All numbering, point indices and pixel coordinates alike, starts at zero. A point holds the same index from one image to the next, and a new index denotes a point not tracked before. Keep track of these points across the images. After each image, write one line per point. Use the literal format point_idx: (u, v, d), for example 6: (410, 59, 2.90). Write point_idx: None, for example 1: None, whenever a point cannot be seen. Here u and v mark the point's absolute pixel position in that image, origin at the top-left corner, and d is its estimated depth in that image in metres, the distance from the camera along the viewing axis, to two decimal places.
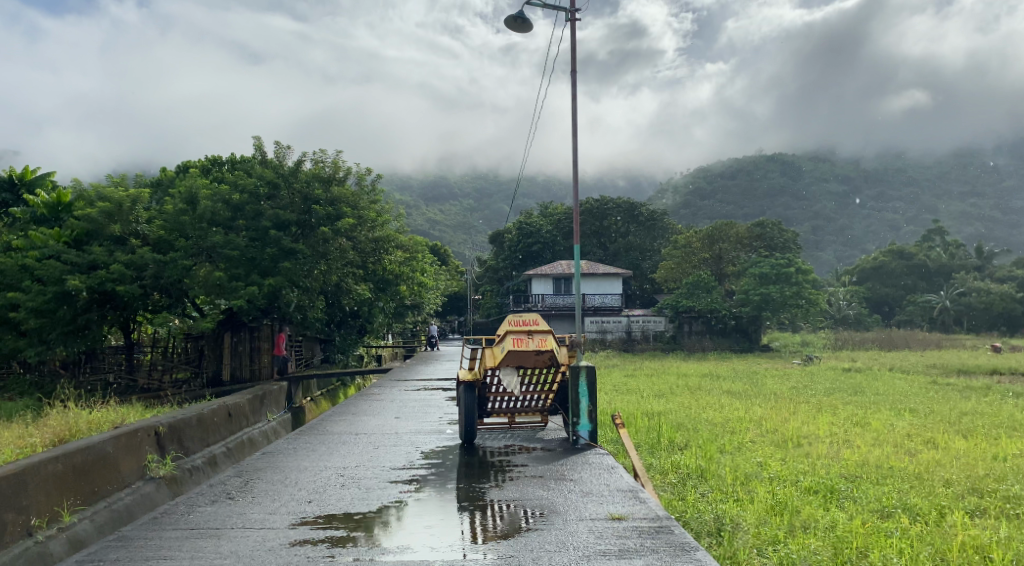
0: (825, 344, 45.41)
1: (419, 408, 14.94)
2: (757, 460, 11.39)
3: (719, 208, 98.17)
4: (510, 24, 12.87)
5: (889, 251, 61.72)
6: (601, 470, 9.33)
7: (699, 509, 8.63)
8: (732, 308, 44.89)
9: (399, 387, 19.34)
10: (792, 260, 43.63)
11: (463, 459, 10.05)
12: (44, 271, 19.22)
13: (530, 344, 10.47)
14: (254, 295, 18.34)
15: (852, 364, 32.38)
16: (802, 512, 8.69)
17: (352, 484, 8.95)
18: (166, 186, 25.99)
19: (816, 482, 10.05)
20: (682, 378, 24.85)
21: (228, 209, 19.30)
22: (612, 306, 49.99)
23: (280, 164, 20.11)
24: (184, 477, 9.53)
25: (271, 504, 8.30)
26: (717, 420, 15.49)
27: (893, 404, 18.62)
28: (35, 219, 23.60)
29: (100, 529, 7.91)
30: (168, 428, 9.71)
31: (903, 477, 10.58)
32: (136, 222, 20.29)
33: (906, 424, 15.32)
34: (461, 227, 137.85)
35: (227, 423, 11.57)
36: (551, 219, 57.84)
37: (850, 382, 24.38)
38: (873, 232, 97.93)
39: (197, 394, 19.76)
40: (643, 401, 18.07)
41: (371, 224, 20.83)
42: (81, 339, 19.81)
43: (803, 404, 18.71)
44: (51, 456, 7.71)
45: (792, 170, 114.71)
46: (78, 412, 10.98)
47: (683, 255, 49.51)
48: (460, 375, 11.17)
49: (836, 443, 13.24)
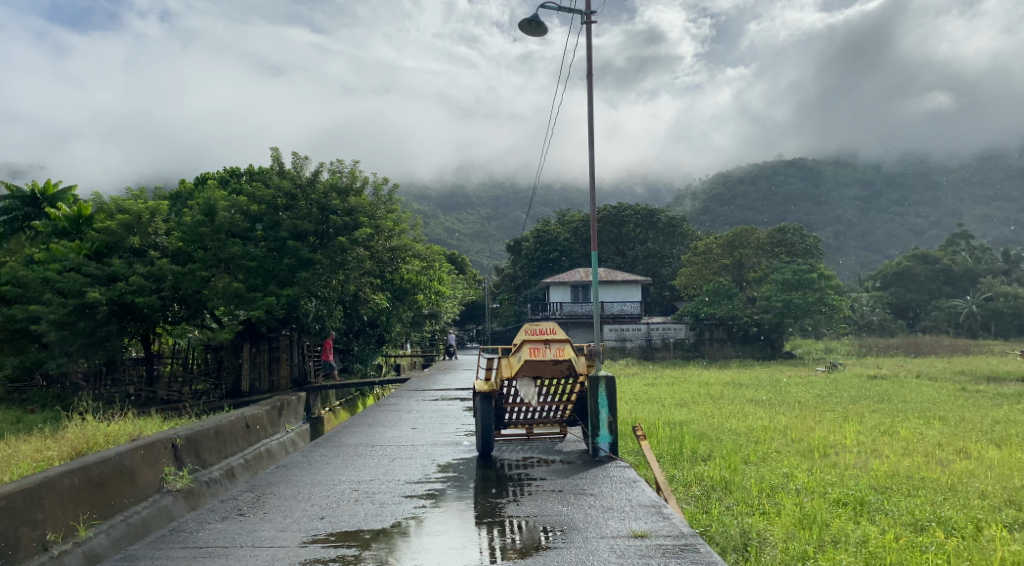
0: (849, 350, 44.87)
1: (437, 418, 14.74)
2: (783, 471, 11.09)
3: (738, 215, 97.63)
4: (524, 28, 12.68)
5: (912, 256, 61.04)
6: (623, 484, 9.07)
7: (724, 523, 8.37)
8: (754, 315, 44.48)
9: (418, 397, 19.17)
10: (814, 265, 43.18)
11: (480, 472, 9.82)
12: (65, 283, 19.21)
13: (546, 354, 10.26)
14: (272, 305, 18.22)
15: (877, 371, 31.91)
16: (831, 526, 8.39)
17: (366, 499, 8.75)
18: (184, 198, 26.02)
19: (845, 494, 9.75)
20: (704, 386, 24.54)
21: (246, 220, 19.21)
22: (632, 313, 49.90)
23: (298, 174, 19.98)
24: (202, 490, 9.37)
25: (283, 520, 8.11)
26: (740, 430, 15.18)
27: (922, 412, 18.20)
28: (56, 232, 23.65)
29: (116, 543, 7.72)
30: (186, 440, 9.56)
31: (935, 489, 10.25)
32: (155, 234, 20.21)
33: (937, 433, 14.93)
34: (479, 236, 137.86)
35: (245, 434, 11.41)
36: (568, 227, 57.65)
37: (877, 389, 23.94)
38: (896, 237, 96.93)
39: (215, 405, 19.65)
40: (665, 411, 17.76)
41: (388, 233, 20.68)
42: (101, 351, 19.72)
43: (828, 412, 18.33)
44: (67, 470, 7.55)
45: (811, 176, 113.94)
46: (95, 424, 10.86)
47: (702, 262, 49.13)
48: (477, 386, 10.97)
49: (863, 452, 12.91)
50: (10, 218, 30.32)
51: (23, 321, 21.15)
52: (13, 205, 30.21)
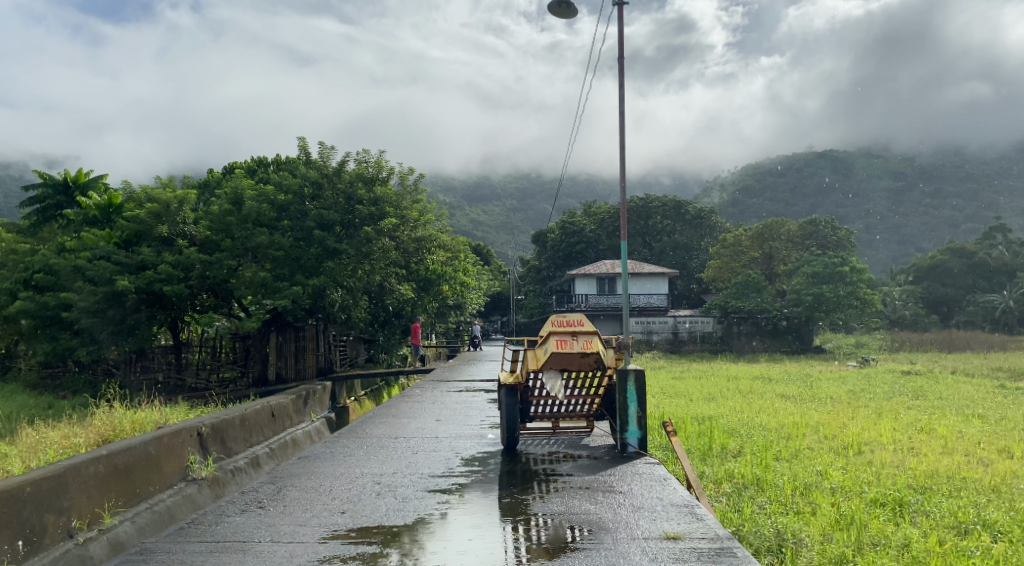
0: (881, 345, 44.20)
1: (461, 410, 14.56)
2: (817, 469, 10.79)
3: (767, 207, 96.79)
4: (553, 9, 12.41)
5: (947, 249, 59.95)
6: (653, 481, 8.81)
7: (758, 523, 8.14)
8: (783, 309, 43.89)
9: (444, 389, 18.97)
10: (846, 258, 42.53)
11: (506, 467, 9.61)
12: (95, 272, 19.31)
13: (574, 346, 9.97)
14: (298, 295, 18.12)
15: (910, 366, 31.33)
16: (871, 528, 8.13)
17: (389, 493, 8.56)
18: (212, 186, 26.05)
19: (883, 493, 9.47)
20: (733, 381, 24.13)
21: (272, 209, 19.09)
22: (658, 306, 49.34)
23: (324, 164, 19.85)
24: (227, 478, 9.24)
25: (303, 514, 7.95)
26: (771, 425, 14.87)
27: (960, 410, 17.72)
28: (87, 220, 23.75)
29: (141, 531, 7.60)
30: (211, 428, 9.43)
31: (977, 490, 9.94)
32: (184, 222, 20.17)
33: (977, 431, 14.52)
34: (505, 227, 137.68)
35: (271, 423, 11.30)
36: (594, 219, 57.26)
37: (912, 385, 23.41)
38: (929, 229, 95.37)
39: (241, 393, 19.60)
40: (694, 405, 17.45)
41: (413, 224, 20.54)
42: (130, 338, 19.77)
43: (863, 409, 17.91)
44: (93, 457, 7.44)
45: (842, 167, 112.54)
46: (123, 412, 10.78)
47: (731, 255, 48.54)
48: (503, 379, 10.76)
49: (900, 451, 12.57)
50: (43, 206, 30.55)
51: (54, 308, 21.29)
52: (46, 194, 30.39)
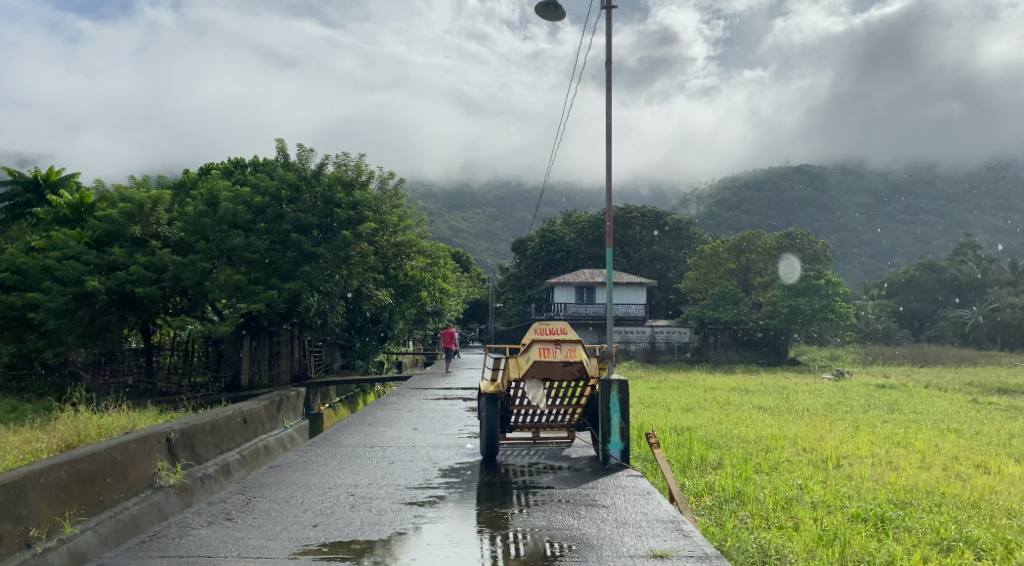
0: (855, 359, 44.39)
1: (439, 419, 14.33)
2: (798, 482, 10.68)
3: (744, 220, 97.48)
4: (540, 11, 12.25)
5: (919, 265, 60.41)
6: (636, 495, 8.63)
7: (741, 537, 8.03)
8: (760, 320, 43.89)
9: (420, 396, 18.71)
10: (822, 271, 42.67)
11: (485, 478, 9.40)
12: (64, 272, 18.93)
13: (557, 355, 9.79)
14: (273, 299, 17.82)
15: (885, 380, 31.34)
16: (855, 545, 7.97)
17: (363, 505, 8.31)
18: (187, 187, 25.68)
19: (864, 508, 9.33)
20: (711, 392, 24.03)
21: (249, 211, 18.74)
22: (636, 315, 49.38)
23: (302, 166, 19.55)
24: (195, 486, 8.95)
25: (272, 527, 7.69)
26: (750, 437, 14.75)
27: (936, 424, 17.68)
28: (57, 219, 23.30)
29: (104, 541, 7.31)
30: (180, 434, 9.15)
31: (957, 506, 9.84)
32: (157, 223, 19.79)
33: (953, 446, 14.48)
34: (483, 235, 137.64)
35: (243, 429, 11.01)
36: (574, 228, 57.21)
37: (886, 399, 23.44)
38: (902, 244, 96.26)
39: (213, 399, 19.30)
40: (672, 416, 17.32)
41: (393, 229, 20.29)
42: (98, 340, 19.39)
43: (840, 422, 17.85)
44: (54, 463, 7.14)
45: (818, 182, 113.49)
46: (89, 416, 10.44)
47: (708, 266, 48.62)
48: (483, 388, 10.54)
49: (878, 465, 12.47)
50: (12, 203, 30.06)
51: (21, 308, 20.82)
52: (15, 191, 29.86)
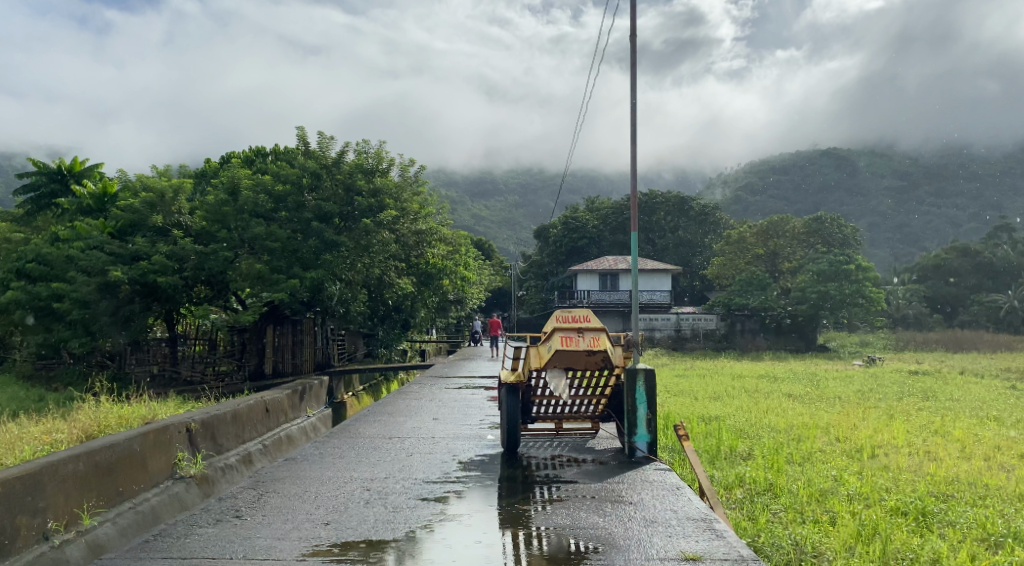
0: (886, 345, 43.70)
1: (459, 409, 14.06)
2: (831, 473, 10.28)
3: (769, 206, 96.63)
4: None
5: (952, 249, 59.20)
6: (665, 491, 8.29)
7: (775, 533, 7.69)
8: (788, 306, 43.29)
9: (443, 385, 18.47)
10: (852, 256, 41.89)
11: (507, 472, 9.11)
12: (88, 261, 18.84)
13: (580, 344, 9.43)
14: (295, 288, 17.55)
15: (918, 366, 30.71)
16: (897, 542, 7.61)
17: (378, 501, 8.03)
18: (210, 175, 25.58)
19: (904, 501, 8.93)
20: (738, 379, 23.60)
21: (270, 199, 18.52)
22: (661, 302, 48.81)
23: (323, 155, 19.27)
24: (217, 477, 8.73)
25: (283, 526, 7.41)
26: (780, 426, 14.33)
27: (972, 412, 17.16)
28: (81, 210, 23.27)
29: (123, 533, 7.09)
30: (201, 424, 8.92)
31: (1001, 498, 9.41)
32: (179, 213, 19.63)
33: (993, 435, 14.00)
34: (507, 223, 137.58)
35: (265, 419, 10.78)
36: (598, 214, 56.76)
37: (919, 385, 22.86)
38: (932, 228, 94.63)
39: (236, 387, 19.12)
40: (699, 405, 16.92)
41: (414, 217, 19.99)
42: (124, 330, 19.30)
43: (873, 410, 17.38)
44: (72, 454, 6.90)
45: (846, 166, 112.08)
46: (108, 406, 10.21)
47: (735, 251, 47.93)
48: (504, 377, 10.22)
49: (916, 454, 12.05)
50: (37, 194, 30.07)
51: (47, 299, 20.79)
52: (40, 181, 29.93)
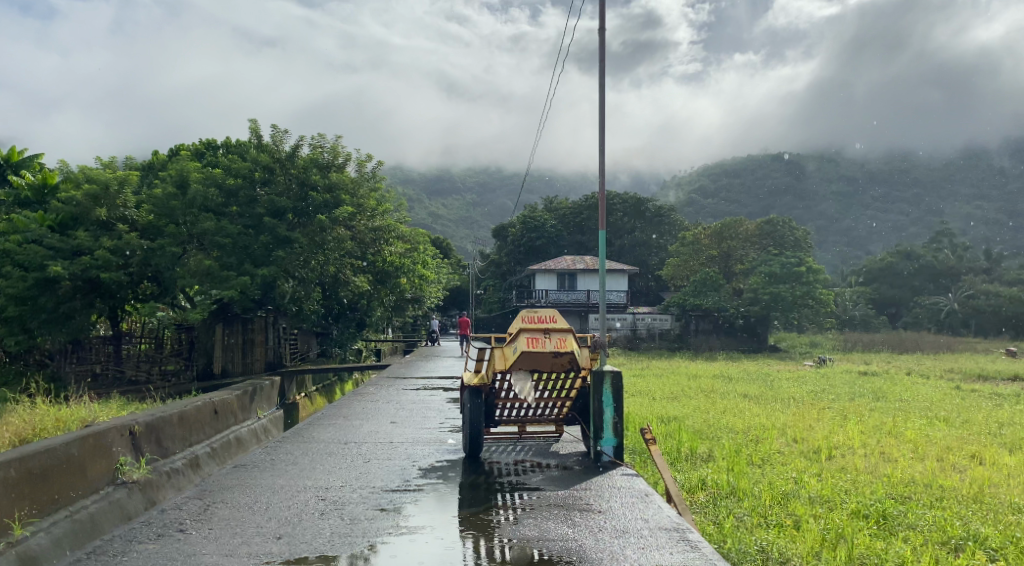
0: (834, 345, 44.25)
1: (418, 411, 13.68)
2: (791, 475, 10.13)
3: (722, 208, 97.61)
4: None
5: (897, 252, 60.16)
6: (634, 498, 8.04)
7: (742, 540, 7.49)
8: (741, 307, 43.33)
9: (399, 386, 18.07)
10: (803, 258, 42.25)
11: (469, 478, 8.79)
12: (25, 256, 17.94)
13: (547, 345, 9.16)
14: (245, 285, 16.99)
15: (867, 367, 31.03)
16: (862, 546, 7.45)
17: (334, 512, 7.66)
18: (157, 168, 24.78)
19: (864, 504, 8.80)
20: (693, 380, 23.51)
21: (220, 193, 17.93)
22: (617, 303, 48.80)
23: (276, 148, 18.73)
24: (161, 482, 8.29)
25: (231, 541, 6.99)
26: (738, 427, 14.19)
27: (923, 413, 17.21)
28: (19, 201, 22.36)
29: (58, 544, 6.64)
30: (145, 426, 8.44)
31: (958, 500, 9.35)
32: (125, 206, 18.83)
33: (944, 435, 14.03)
34: (463, 222, 136.97)
35: (213, 421, 10.29)
36: (554, 214, 56.57)
37: (869, 386, 22.97)
38: (877, 231, 96.55)
39: (184, 389, 18.46)
40: (658, 405, 16.71)
41: (370, 213, 19.56)
42: (63, 328, 18.42)
43: (827, 411, 17.35)
44: (3, 461, 6.41)
45: (797, 169, 113.65)
46: (44, 408, 9.62)
47: (690, 252, 48.17)
48: (466, 379, 9.87)
49: (871, 456, 11.98)
50: None
51: None
52: None
